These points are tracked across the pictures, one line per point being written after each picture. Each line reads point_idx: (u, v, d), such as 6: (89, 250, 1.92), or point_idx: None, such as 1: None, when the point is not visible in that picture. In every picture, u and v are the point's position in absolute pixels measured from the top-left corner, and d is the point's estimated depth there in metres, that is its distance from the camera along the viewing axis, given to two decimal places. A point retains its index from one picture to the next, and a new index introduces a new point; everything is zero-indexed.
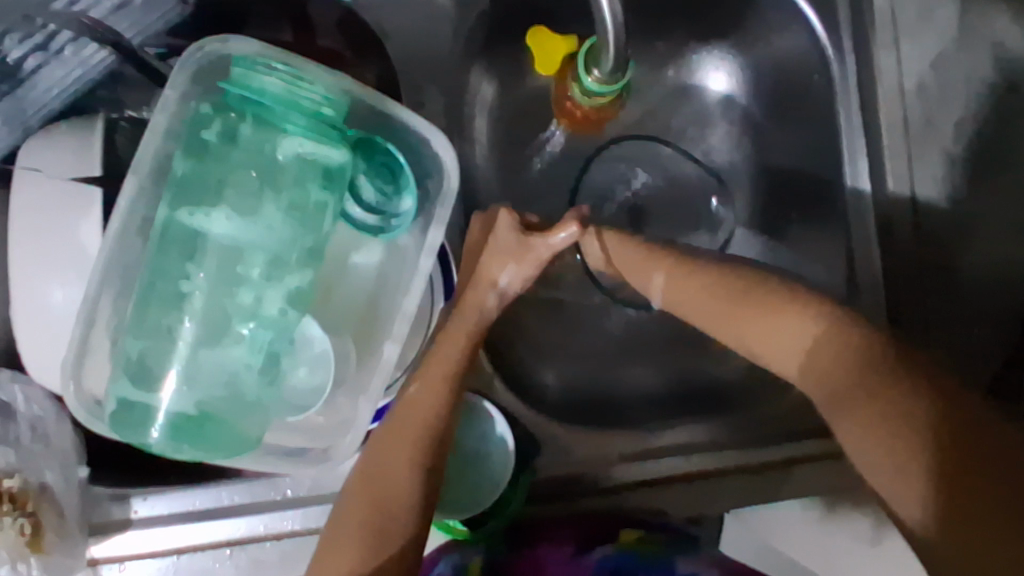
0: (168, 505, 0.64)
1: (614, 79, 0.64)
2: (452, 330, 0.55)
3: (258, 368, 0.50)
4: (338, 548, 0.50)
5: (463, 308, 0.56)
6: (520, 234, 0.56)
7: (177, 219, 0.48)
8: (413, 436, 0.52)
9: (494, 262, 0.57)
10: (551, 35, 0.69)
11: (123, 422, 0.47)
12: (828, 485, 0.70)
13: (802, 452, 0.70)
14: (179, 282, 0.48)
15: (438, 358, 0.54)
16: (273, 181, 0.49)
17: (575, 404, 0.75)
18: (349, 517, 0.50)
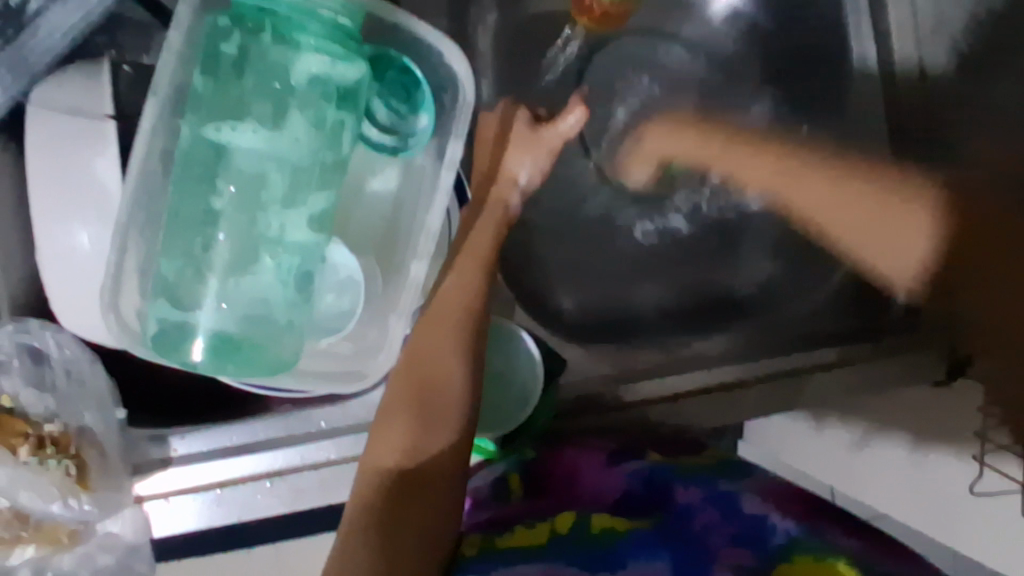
0: (207, 442, 0.66)
1: None
2: (482, 221, 0.58)
3: (290, 289, 0.50)
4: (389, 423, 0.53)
5: (489, 202, 0.59)
6: (531, 126, 0.61)
7: (201, 137, 0.47)
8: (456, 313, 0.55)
9: (513, 159, 0.61)
10: None
11: (163, 343, 0.47)
12: (848, 391, 0.73)
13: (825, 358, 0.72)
14: (206, 202, 0.49)
15: (469, 245, 0.57)
16: (292, 98, 0.48)
17: (597, 328, 0.75)
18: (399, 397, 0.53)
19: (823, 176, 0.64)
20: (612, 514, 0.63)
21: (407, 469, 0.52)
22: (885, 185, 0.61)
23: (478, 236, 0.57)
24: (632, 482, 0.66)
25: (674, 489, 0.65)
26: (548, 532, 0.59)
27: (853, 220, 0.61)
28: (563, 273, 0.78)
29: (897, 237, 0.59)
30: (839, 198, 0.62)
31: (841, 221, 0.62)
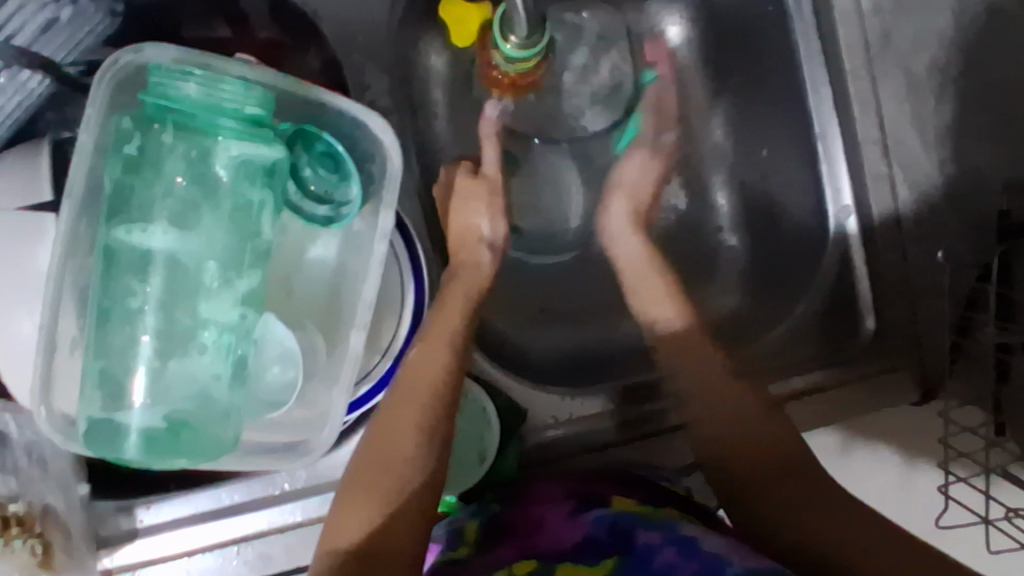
0: (172, 511, 0.65)
1: (531, 43, 0.66)
2: (449, 300, 0.64)
3: (227, 375, 0.51)
4: (348, 503, 0.56)
5: (461, 268, 0.67)
6: (474, 178, 0.71)
7: (117, 239, 0.48)
8: (419, 401, 0.59)
9: (471, 216, 0.70)
10: (461, 2, 0.72)
11: (97, 442, 0.47)
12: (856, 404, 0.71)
13: (817, 378, 0.71)
14: (127, 299, 0.49)
15: (438, 322, 0.63)
16: (211, 189, 0.50)
17: (563, 363, 0.76)
18: (359, 472, 0.58)
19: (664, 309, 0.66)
20: (578, 562, 0.61)
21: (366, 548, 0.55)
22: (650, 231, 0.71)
23: (447, 306, 0.64)
24: (597, 528, 0.64)
25: (634, 531, 0.63)
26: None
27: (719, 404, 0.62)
28: (524, 308, 0.78)
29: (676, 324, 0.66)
30: (700, 376, 0.63)
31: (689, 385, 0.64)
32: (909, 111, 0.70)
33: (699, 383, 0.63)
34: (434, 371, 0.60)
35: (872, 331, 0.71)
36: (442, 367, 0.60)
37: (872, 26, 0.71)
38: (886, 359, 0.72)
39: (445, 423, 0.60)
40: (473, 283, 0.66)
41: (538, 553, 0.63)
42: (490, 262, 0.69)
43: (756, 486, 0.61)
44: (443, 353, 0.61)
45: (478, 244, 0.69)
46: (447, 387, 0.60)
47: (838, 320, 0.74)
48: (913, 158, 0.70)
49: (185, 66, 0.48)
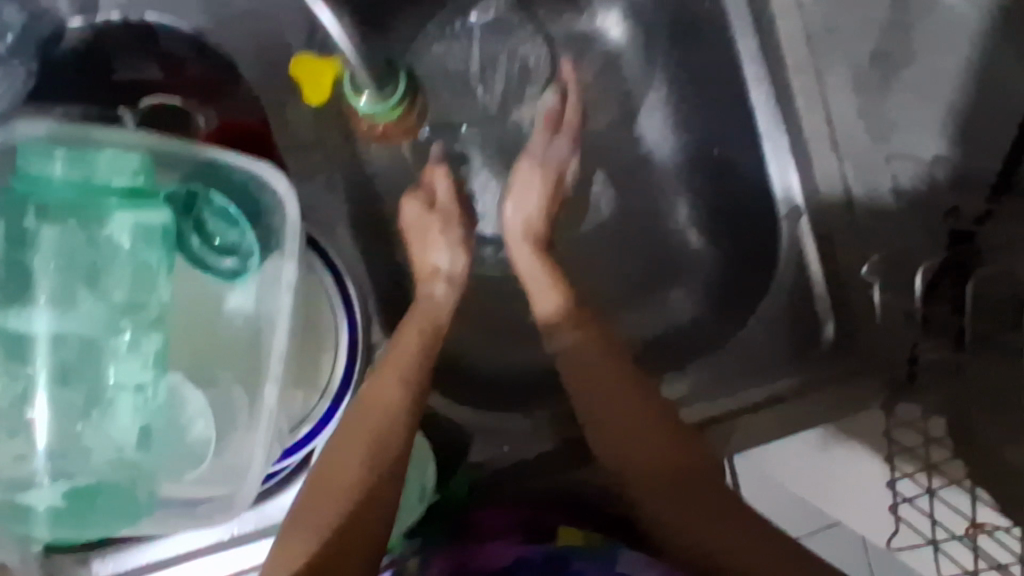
0: (124, 563, 0.65)
1: (382, 95, 0.68)
2: (408, 331, 0.63)
3: (134, 440, 0.51)
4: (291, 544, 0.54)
5: (417, 309, 0.66)
6: (429, 211, 0.72)
7: (4, 322, 0.49)
8: (372, 436, 0.58)
9: (427, 252, 0.70)
10: (313, 60, 0.66)
11: (7, 520, 0.49)
12: (820, 410, 0.68)
13: (776, 388, 0.68)
14: (16, 381, 0.50)
15: (396, 357, 0.61)
16: (101, 258, 0.52)
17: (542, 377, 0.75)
18: (307, 510, 0.55)
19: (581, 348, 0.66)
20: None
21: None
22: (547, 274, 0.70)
23: (400, 346, 0.62)
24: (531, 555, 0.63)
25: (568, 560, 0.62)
26: None
27: (630, 446, 0.62)
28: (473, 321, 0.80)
29: (589, 366, 0.64)
30: (612, 414, 0.62)
31: (602, 418, 0.63)
32: (855, 105, 0.67)
33: (609, 430, 0.63)
34: (386, 403, 0.59)
35: (832, 337, 0.68)
36: (399, 401, 0.59)
37: (813, 17, 0.67)
38: (843, 368, 0.68)
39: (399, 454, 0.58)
40: (427, 320, 0.65)
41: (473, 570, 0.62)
42: (448, 297, 0.68)
43: (655, 504, 0.62)
44: (399, 386, 0.60)
45: (430, 278, 0.69)
46: (401, 418, 0.59)
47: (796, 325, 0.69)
48: (864, 155, 0.67)
49: (48, 147, 0.49)
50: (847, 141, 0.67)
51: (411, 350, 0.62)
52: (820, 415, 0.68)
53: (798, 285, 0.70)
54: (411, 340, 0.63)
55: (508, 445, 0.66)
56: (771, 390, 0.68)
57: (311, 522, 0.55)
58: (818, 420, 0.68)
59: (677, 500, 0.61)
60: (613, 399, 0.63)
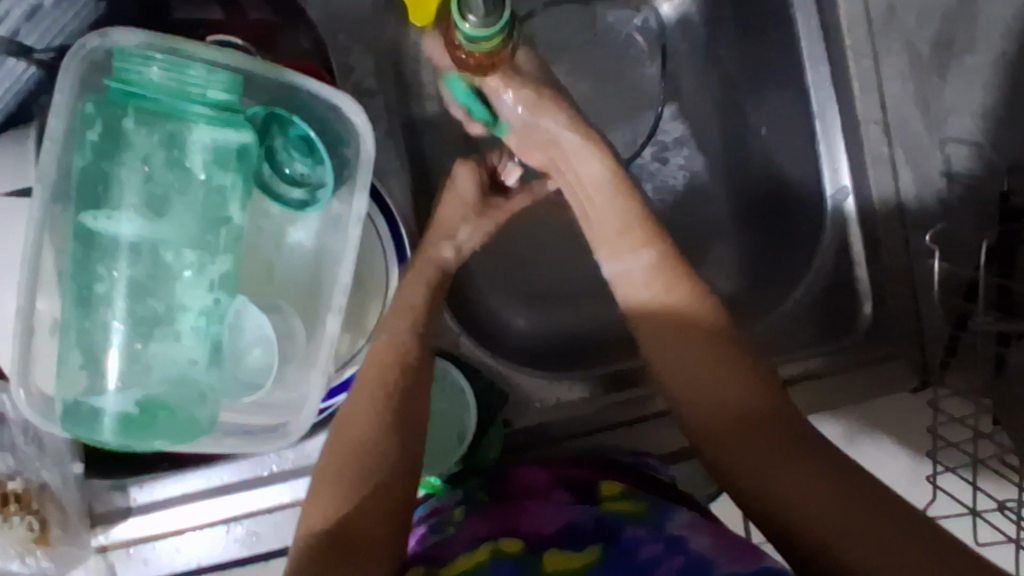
0: (163, 491, 0.66)
1: (491, 20, 0.54)
2: (416, 271, 0.62)
3: (205, 360, 0.52)
4: (316, 498, 0.50)
5: (419, 261, 0.63)
6: (479, 191, 0.68)
7: (90, 225, 0.49)
8: (382, 372, 0.56)
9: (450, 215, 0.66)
10: None
11: (72, 424, 0.49)
12: (853, 387, 0.70)
13: (814, 360, 0.69)
14: (95, 284, 0.50)
15: (400, 304, 0.60)
16: (185, 172, 0.51)
17: (553, 344, 0.77)
18: (331, 462, 0.51)
19: (651, 304, 0.56)
20: (560, 549, 0.58)
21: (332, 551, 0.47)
22: (603, 181, 0.61)
23: (408, 292, 0.61)
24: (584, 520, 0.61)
25: (620, 526, 0.60)
26: (489, 552, 0.58)
27: (703, 382, 0.52)
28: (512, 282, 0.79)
29: (663, 319, 0.55)
30: (685, 366, 0.53)
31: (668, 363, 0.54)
32: (912, 88, 0.68)
33: (686, 376, 0.53)
34: (384, 360, 0.57)
35: (870, 318, 0.69)
36: (402, 338, 0.58)
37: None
38: (880, 350, 0.69)
39: (407, 405, 0.55)
40: (435, 267, 0.63)
41: (518, 532, 0.60)
42: (450, 265, 0.64)
43: (752, 481, 0.48)
44: (404, 323, 0.59)
45: (443, 235, 0.64)
46: (404, 358, 0.57)
47: (836, 301, 0.72)
48: (916, 139, 0.68)
49: (149, 51, 0.49)
50: (904, 124, 0.68)
51: (417, 298, 0.60)
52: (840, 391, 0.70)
53: (833, 269, 0.72)
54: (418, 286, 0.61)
55: (542, 404, 0.69)
56: (806, 366, 0.69)
57: (331, 470, 0.51)
58: (851, 395, 0.70)
59: (754, 463, 0.49)
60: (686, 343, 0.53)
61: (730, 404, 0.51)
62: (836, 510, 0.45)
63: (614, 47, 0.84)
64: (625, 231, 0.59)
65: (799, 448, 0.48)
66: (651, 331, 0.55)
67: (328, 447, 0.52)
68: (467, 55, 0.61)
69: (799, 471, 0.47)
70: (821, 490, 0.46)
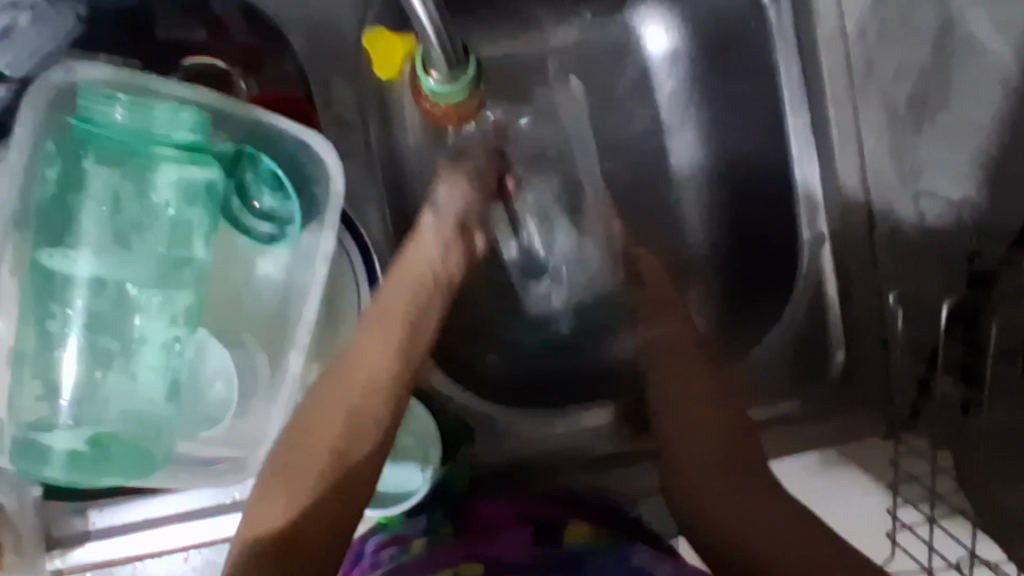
0: (123, 516, 0.66)
1: (455, 77, 0.55)
2: (402, 270, 0.58)
3: (162, 397, 0.52)
4: (289, 476, 0.52)
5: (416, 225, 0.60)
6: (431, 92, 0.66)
7: (46, 261, 0.50)
8: (379, 346, 0.55)
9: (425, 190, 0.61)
10: (389, 35, 0.63)
11: (22, 460, 0.49)
12: (817, 439, 0.70)
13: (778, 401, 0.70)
14: (47, 321, 0.50)
15: (399, 277, 0.57)
16: (146, 209, 0.52)
17: (527, 376, 0.77)
18: (310, 440, 0.53)
19: (664, 343, 0.70)
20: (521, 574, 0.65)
21: (277, 554, 0.49)
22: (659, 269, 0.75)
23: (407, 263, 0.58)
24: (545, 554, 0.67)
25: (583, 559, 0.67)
26: None
27: (692, 409, 0.66)
28: (496, 308, 0.78)
29: (671, 357, 0.69)
30: (684, 403, 0.66)
31: (682, 430, 0.65)
32: (888, 142, 0.68)
33: (674, 412, 0.66)
34: (372, 372, 0.54)
35: (842, 365, 0.70)
36: (404, 307, 0.56)
37: (857, 50, 0.68)
38: (849, 399, 0.70)
39: (378, 418, 0.54)
40: (427, 259, 0.59)
41: (482, 559, 0.66)
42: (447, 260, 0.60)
43: (695, 487, 0.64)
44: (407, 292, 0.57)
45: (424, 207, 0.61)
46: (401, 334, 0.56)
47: (807, 352, 0.71)
48: (889, 191, 0.68)
49: (111, 90, 0.49)
50: (879, 176, 0.68)
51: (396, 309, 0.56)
52: (811, 433, 0.70)
53: (813, 311, 0.71)
54: (396, 301, 0.56)
55: (512, 440, 0.67)
56: (776, 411, 0.70)
57: (307, 454, 0.52)
58: (814, 445, 0.71)
59: (714, 495, 0.63)
60: (698, 419, 0.65)
61: (705, 437, 0.65)
62: (760, 514, 0.61)
63: (602, 82, 0.83)
64: (661, 293, 0.73)
65: (757, 488, 0.63)
66: (660, 378, 0.68)
67: (305, 419, 0.53)
68: (433, 105, 0.60)
69: (742, 498, 0.62)
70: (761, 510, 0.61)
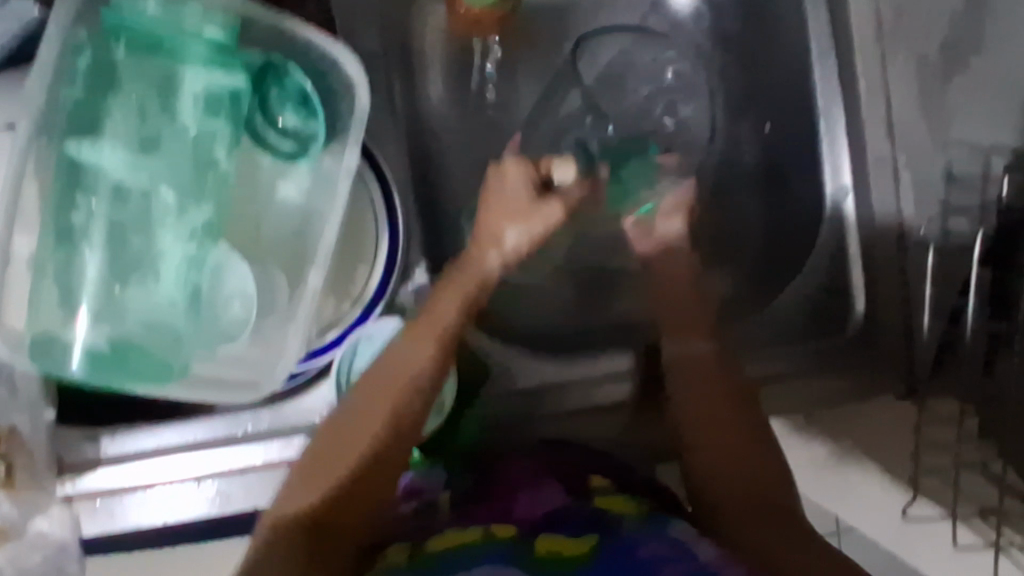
0: (138, 444, 0.66)
1: None
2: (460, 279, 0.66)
3: (183, 303, 0.52)
4: (336, 438, 0.58)
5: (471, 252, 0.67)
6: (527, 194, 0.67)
7: (72, 152, 0.49)
8: (426, 353, 0.61)
9: (501, 221, 0.67)
10: None
11: (42, 353, 0.49)
12: (821, 397, 0.69)
13: (788, 366, 0.69)
14: (71, 213, 0.50)
15: (460, 275, 0.66)
16: (172, 111, 0.52)
17: (544, 329, 0.77)
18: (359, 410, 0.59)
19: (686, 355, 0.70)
20: (555, 532, 0.63)
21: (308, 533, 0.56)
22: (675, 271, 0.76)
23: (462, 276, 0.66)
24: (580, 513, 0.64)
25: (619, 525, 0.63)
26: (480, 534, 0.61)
27: (717, 427, 0.67)
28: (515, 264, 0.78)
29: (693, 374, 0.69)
30: (699, 408, 0.68)
31: (692, 436, 0.68)
32: (917, 93, 0.67)
33: (697, 409, 0.68)
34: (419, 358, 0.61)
35: (862, 318, 0.68)
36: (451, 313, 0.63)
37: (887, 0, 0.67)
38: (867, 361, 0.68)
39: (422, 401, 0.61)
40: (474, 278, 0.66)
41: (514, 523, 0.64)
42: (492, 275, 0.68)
43: (716, 488, 0.67)
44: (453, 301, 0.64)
45: (492, 244, 0.67)
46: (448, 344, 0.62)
47: (829, 304, 0.72)
48: (919, 144, 0.67)
49: None
50: (908, 129, 0.67)
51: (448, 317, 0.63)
52: (816, 397, 0.69)
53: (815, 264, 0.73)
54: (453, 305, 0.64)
55: (527, 380, 0.67)
56: (772, 368, 0.69)
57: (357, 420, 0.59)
58: (820, 404, 0.69)
59: (741, 514, 0.65)
60: (706, 421, 0.68)
61: (728, 456, 0.67)
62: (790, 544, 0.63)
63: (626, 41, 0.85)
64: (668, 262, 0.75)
65: (777, 503, 0.65)
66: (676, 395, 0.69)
67: (358, 393, 0.59)
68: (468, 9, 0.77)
69: (766, 524, 0.64)
70: (783, 540, 0.63)
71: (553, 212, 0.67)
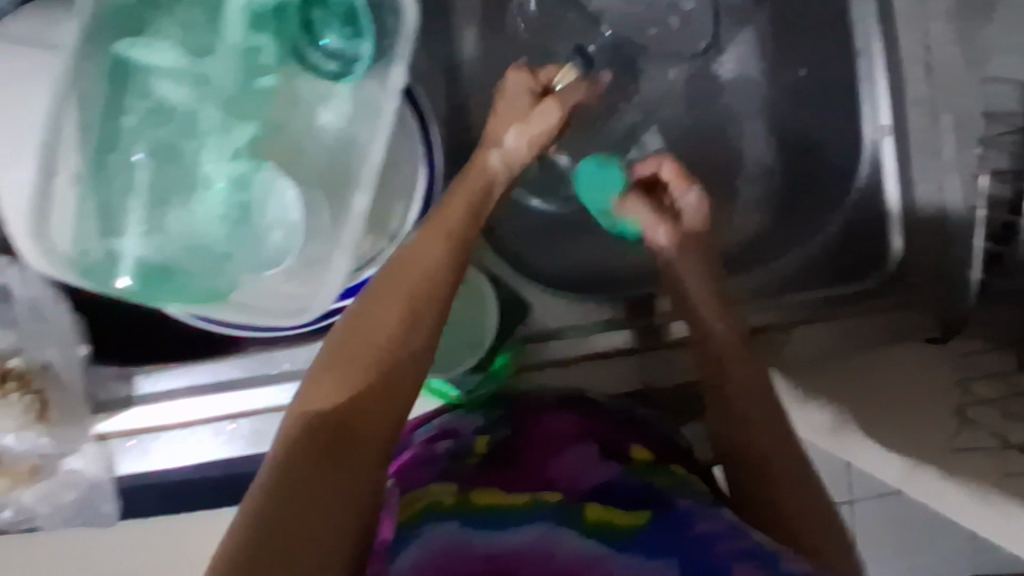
0: (172, 382, 0.65)
1: None
2: (466, 183, 0.61)
3: (226, 223, 0.51)
4: (356, 334, 0.51)
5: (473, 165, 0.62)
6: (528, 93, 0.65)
7: (126, 54, 0.49)
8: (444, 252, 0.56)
9: (503, 124, 0.63)
10: None
11: (91, 262, 0.49)
12: (854, 339, 0.68)
13: (791, 316, 0.69)
14: (120, 118, 0.50)
15: (469, 179, 0.61)
16: (223, 26, 0.51)
17: (563, 277, 0.75)
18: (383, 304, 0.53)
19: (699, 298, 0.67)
20: (602, 503, 0.58)
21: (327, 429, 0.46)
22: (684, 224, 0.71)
23: (468, 180, 0.61)
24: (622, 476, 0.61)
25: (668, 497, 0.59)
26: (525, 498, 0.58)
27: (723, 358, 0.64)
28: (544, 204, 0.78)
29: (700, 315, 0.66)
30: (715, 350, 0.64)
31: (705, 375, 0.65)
32: (956, 27, 0.66)
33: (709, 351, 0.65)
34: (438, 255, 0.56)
35: (899, 257, 0.69)
36: (465, 218, 0.58)
37: None
38: (898, 298, 0.68)
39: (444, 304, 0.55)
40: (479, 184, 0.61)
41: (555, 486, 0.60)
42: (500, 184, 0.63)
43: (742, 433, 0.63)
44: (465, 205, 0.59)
45: (491, 144, 0.63)
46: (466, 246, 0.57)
47: (858, 245, 0.72)
48: (956, 79, 0.66)
49: None
50: (945, 64, 0.66)
51: (461, 220, 0.58)
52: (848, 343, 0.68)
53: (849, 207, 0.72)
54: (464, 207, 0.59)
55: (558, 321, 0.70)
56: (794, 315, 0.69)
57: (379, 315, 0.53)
58: (856, 344, 0.68)
59: (757, 452, 0.62)
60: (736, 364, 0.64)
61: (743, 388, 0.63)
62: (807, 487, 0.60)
63: None
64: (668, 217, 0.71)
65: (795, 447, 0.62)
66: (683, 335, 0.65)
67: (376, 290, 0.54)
68: None
69: (791, 466, 0.61)
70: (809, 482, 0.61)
71: (553, 108, 0.63)
